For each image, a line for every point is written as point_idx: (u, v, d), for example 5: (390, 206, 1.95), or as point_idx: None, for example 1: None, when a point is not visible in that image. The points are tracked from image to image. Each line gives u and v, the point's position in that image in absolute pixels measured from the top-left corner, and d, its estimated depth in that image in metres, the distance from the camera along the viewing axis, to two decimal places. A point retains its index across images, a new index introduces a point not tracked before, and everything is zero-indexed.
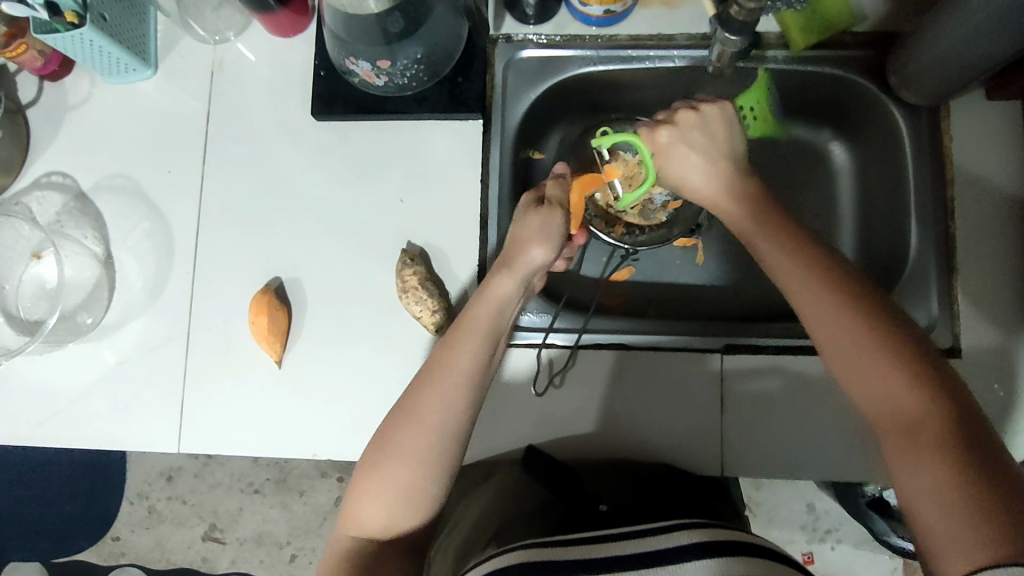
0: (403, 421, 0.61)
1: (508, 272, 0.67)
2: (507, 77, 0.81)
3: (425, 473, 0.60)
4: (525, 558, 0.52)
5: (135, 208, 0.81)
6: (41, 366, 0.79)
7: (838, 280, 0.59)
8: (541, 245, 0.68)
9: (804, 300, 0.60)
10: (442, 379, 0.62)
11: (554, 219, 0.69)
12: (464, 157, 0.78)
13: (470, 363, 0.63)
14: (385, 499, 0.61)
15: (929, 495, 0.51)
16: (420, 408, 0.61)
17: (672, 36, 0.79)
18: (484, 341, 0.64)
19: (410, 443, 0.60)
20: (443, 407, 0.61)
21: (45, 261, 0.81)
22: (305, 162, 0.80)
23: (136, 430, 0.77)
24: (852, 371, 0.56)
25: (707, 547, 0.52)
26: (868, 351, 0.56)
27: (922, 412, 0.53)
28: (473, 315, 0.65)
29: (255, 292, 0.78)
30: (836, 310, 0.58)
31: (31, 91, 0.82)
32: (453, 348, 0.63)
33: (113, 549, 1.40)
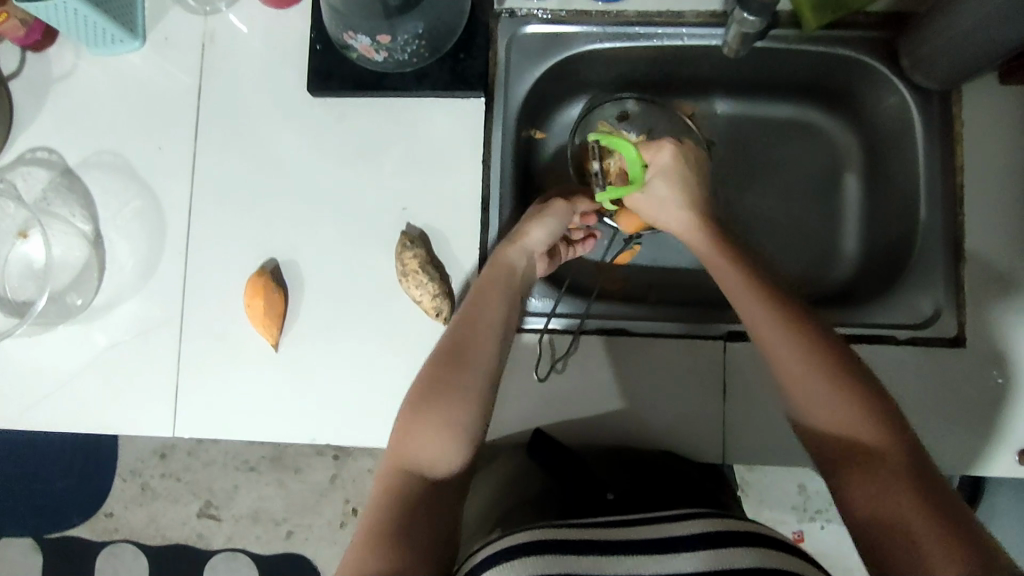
0: (448, 361, 0.62)
1: (514, 242, 0.71)
2: (510, 54, 0.78)
3: (467, 407, 0.60)
4: (541, 535, 0.52)
5: (125, 186, 0.79)
6: (30, 348, 0.77)
7: (784, 308, 0.63)
8: (547, 222, 0.72)
9: (757, 324, 0.63)
10: (475, 326, 0.64)
11: (560, 205, 0.74)
12: (466, 137, 0.76)
13: (500, 311, 0.66)
14: (433, 433, 0.59)
15: (871, 496, 0.54)
16: (459, 352, 0.63)
17: (681, 14, 0.76)
18: (502, 295, 0.67)
19: (457, 379, 0.61)
20: (479, 347, 0.63)
21: (33, 240, 0.79)
22: (300, 139, 0.77)
23: (129, 413, 0.76)
24: (799, 392, 0.60)
25: (707, 539, 0.51)
26: (813, 377, 0.59)
27: (859, 421, 0.57)
28: (490, 275, 0.68)
29: (250, 274, 0.76)
30: (785, 337, 0.61)
31: (13, 61, 0.79)
32: (482, 300, 0.66)
33: (106, 526, 1.41)
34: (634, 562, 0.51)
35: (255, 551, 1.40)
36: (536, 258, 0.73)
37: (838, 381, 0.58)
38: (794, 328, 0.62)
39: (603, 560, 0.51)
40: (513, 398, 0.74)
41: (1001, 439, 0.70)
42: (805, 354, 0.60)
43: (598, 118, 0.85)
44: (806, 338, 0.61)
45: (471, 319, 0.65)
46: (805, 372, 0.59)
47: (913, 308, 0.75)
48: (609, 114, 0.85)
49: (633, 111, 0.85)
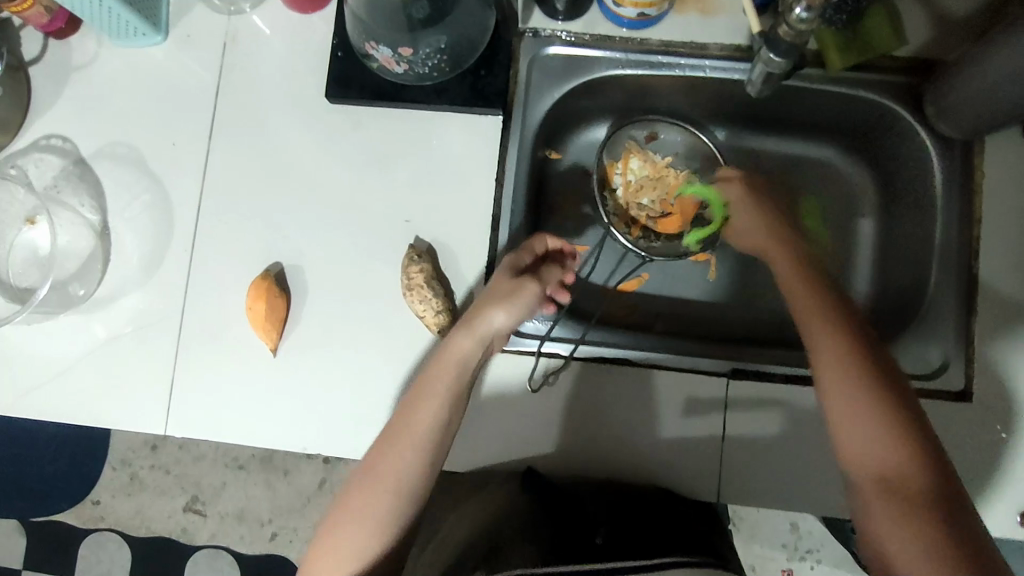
0: (371, 468, 0.63)
1: (467, 329, 0.66)
2: (531, 74, 0.78)
3: (386, 516, 0.61)
4: None
5: (136, 179, 0.78)
6: (29, 335, 0.77)
7: (855, 335, 0.61)
8: (506, 312, 0.66)
9: (820, 346, 0.61)
10: (401, 441, 0.63)
11: (528, 292, 0.67)
12: (480, 154, 0.76)
13: (427, 426, 0.64)
14: (350, 539, 0.61)
15: (900, 545, 0.53)
16: (375, 471, 0.63)
17: (705, 45, 0.76)
18: (440, 396, 0.64)
19: (377, 485, 0.62)
20: (398, 466, 0.63)
21: (39, 227, 0.79)
22: (314, 144, 0.77)
23: (120, 408, 0.75)
24: (847, 417, 0.58)
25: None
26: (865, 407, 0.57)
27: (903, 466, 0.55)
28: (434, 371, 0.65)
29: (254, 276, 0.75)
30: (849, 364, 0.59)
31: (35, 47, 0.79)
32: (419, 400, 0.64)
33: (91, 514, 1.43)
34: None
35: (238, 551, 1.42)
36: (495, 342, 0.68)
37: (894, 417, 0.57)
38: (859, 356, 0.59)
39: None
40: (508, 420, 0.73)
41: (1003, 499, 0.69)
42: (856, 387, 0.58)
43: (630, 135, 0.86)
44: (868, 367, 0.59)
45: (402, 422, 0.64)
46: (853, 409, 0.58)
47: (922, 358, 0.73)
48: (636, 136, 0.86)
49: (659, 134, 0.86)
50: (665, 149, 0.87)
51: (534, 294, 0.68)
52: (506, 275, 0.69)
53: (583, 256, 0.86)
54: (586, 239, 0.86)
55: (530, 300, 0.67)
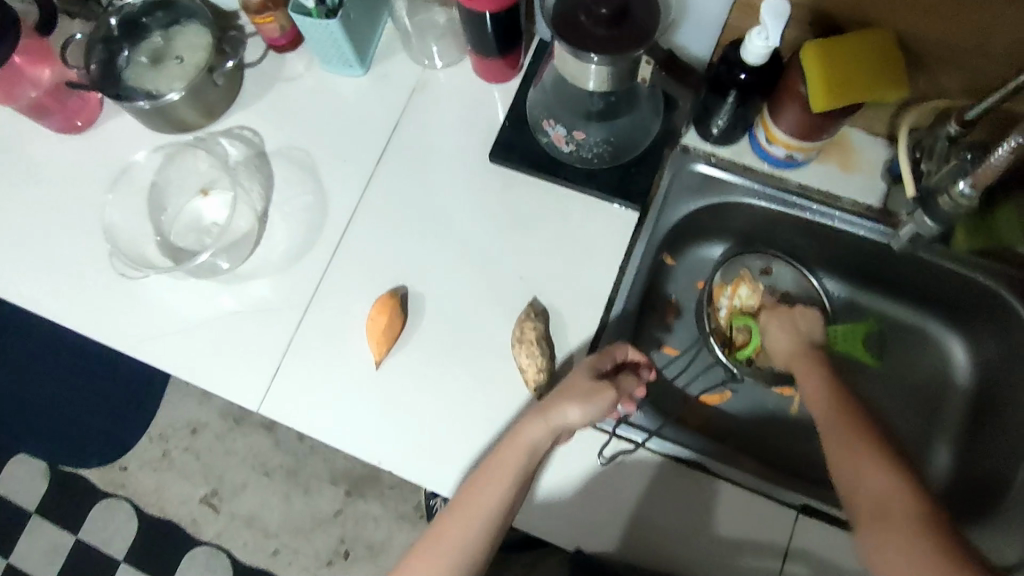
0: (451, 517, 0.69)
1: (540, 417, 0.70)
2: (672, 182, 0.85)
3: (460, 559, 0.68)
4: None
5: (301, 182, 0.88)
6: (172, 288, 0.85)
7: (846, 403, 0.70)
8: (580, 407, 0.69)
9: (821, 413, 0.71)
10: (466, 510, 0.69)
11: (606, 395, 0.70)
12: (612, 240, 0.82)
13: (486, 500, 0.68)
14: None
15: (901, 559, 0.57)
16: (441, 527, 0.70)
17: (838, 198, 0.82)
18: (506, 476, 0.68)
19: (450, 534, 0.69)
20: (456, 531, 0.69)
21: (210, 199, 0.88)
22: (464, 193, 0.85)
23: (220, 379, 0.81)
24: (844, 466, 0.65)
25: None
26: (856, 453, 0.64)
27: (890, 493, 0.60)
28: (501, 455, 0.69)
29: (379, 294, 0.82)
30: (842, 422, 0.68)
31: (256, 55, 0.92)
32: (487, 477, 0.69)
33: (116, 478, 1.50)
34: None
35: (237, 556, 1.45)
36: (564, 434, 0.71)
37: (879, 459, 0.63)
38: (851, 417, 0.68)
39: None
40: (578, 488, 0.75)
41: None
42: (849, 436, 0.66)
43: (744, 263, 0.91)
44: (857, 423, 0.67)
45: (473, 490, 0.69)
46: (847, 454, 0.65)
47: (994, 550, 0.72)
48: (753, 265, 0.91)
49: (774, 269, 0.90)
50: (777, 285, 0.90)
51: (612, 399, 0.71)
52: (580, 377, 0.72)
53: (674, 359, 0.90)
54: (679, 343, 0.90)
55: (606, 403, 0.70)
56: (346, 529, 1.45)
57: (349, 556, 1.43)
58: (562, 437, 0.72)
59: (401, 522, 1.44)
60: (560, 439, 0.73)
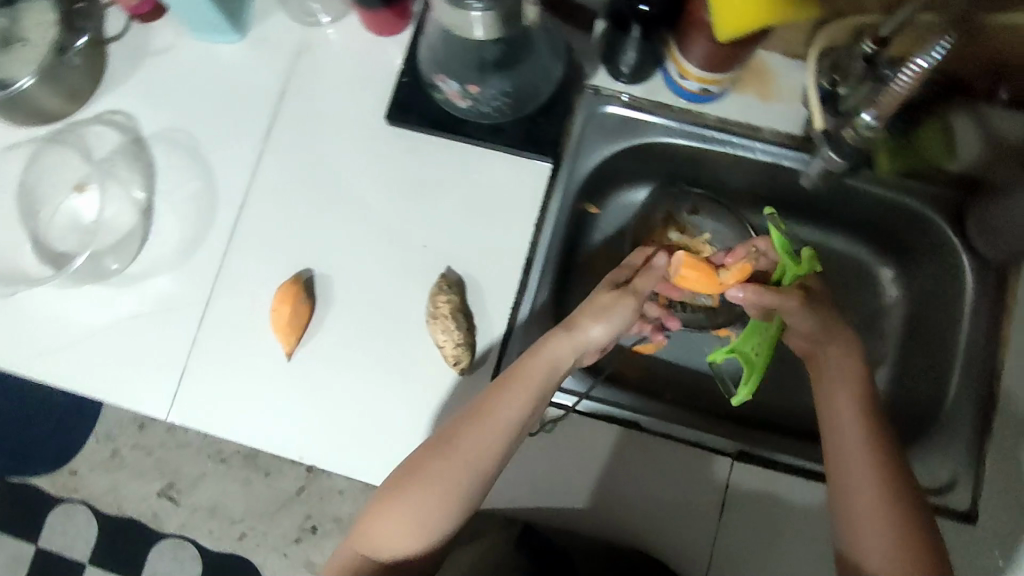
0: (439, 451, 0.63)
1: (563, 335, 0.67)
2: (586, 127, 0.79)
3: (448, 506, 0.62)
4: None
5: (187, 166, 0.80)
6: (56, 298, 0.78)
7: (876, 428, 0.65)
8: (601, 323, 0.68)
9: (845, 435, 0.65)
10: (482, 423, 0.63)
11: (626, 305, 0.70)
12: (526, 197, 0.77)
13: (506, 416, 0.63)
14: (397, 523, 0.62)
15: None
16: (452, 438, 0.63)
17: (759, 129, 0.78)
18: (527, 389, 0.64)
19: (443, 469, 0.62)
20: (467, 448, 0.62)
21: (87, 196, 0.81)
22: (365, 161, 0.79)
23: (125, 388, 0.76)
24: (856, 502, 0.63)
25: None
26: (877, 506, 0.62)
27: (904, 544, 0.60)
28: (523, 366, 0.65)
29: (283, 280, 0.76)
30: (867, 460, 0.63)
31: (117, 27, 0.82)
32: (504, 393, 0.64)
33: (67, 483, 1.46)
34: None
35: (203, 545, 1.43)
36: (586, 355, 0.70)
37: (903, 523, 0.61)
38: (878, 452, 0.64)
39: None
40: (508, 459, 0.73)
41: None
42: (869, 469, 0.63)
43: (669, 206, 0.88)
44: (885, 466, 0.63)
45: (481, 413, 0.64)
46: (862, 489, 0.63)
47: (931, 472, 0.72)
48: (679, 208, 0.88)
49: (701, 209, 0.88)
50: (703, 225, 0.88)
51: (633, 306, 0.70)
52: (642, 297, 0.71)
53: None
54: None
55: (627, 314, 0.70)
56: (310, 506, 1.42)
57: (317, 532, 1.42)
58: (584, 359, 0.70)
59: (367, 494, 1.42)
60: (583, 360, 0.71)
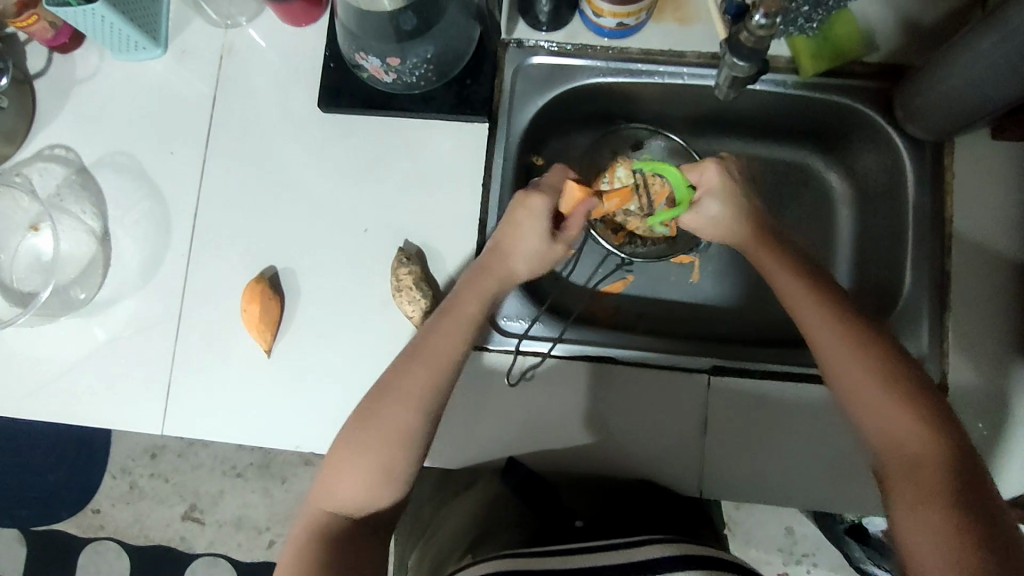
0: (387, 393, 0.62)
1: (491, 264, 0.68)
2: (515, 82, 0.81)
3: (409, 445, 0.61)
4: (499, 565, 0.53)
5: (135, 188, 0.81)
6: (33, 337, 0.79)
7: (851, 321, 0.62)
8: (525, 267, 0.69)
9: (827, 347, 0.62)
10: (432, 359, 0.63)
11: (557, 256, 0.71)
12: (468, 160, 0.78)
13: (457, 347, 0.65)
14: (362, 474, 0.61)
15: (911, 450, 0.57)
16: (405, 378, 0.63)
17: (683, 54, 0.79)
18: (466, 324, 0.66)
19: (393, 411, 0.62)
20: (425, 387, 0.63)
21: (42, 233, 0.82)
22: (308, 152, 0.80)
23: (117, 411, 0.78)
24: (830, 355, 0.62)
25: (688, 559, 0.52)
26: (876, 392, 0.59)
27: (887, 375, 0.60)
28: (463, 302, 0.67)
29: (247, 281, 0.77)
30: (842, 351, 0.61)
31: (39, 62, 0.82)
32: (444, 327, 0.65)
33: (92, 522, 1.49)
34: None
35: (235, 558, 1.47)
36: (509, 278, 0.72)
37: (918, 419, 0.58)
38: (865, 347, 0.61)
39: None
40: (494, 413, 0.74)
41: None
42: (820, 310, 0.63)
43: (615, 150, 0.89)
44: (875, 366, 0.60)
45: (426, 349, 0.64)
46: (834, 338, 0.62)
47: None
48: (623, 145, 0.89)
49: (643, 142, 0.89)
50: (649, 157, 0.89)
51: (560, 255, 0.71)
52: (574, 232, 0.72)
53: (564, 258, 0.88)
54: None
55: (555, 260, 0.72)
56: None
57: None
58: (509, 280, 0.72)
59: None
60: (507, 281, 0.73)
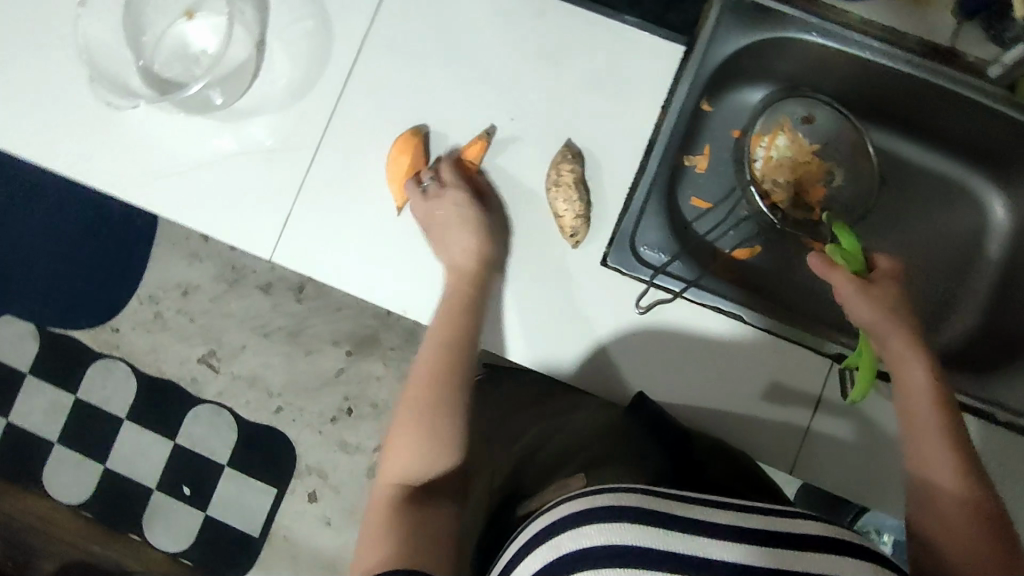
0: (417, 371, 0.67)
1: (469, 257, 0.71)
2: (722, 13, 0.76)
3: (438, 400, 0.65)
4: (634, 502, 0.49)
5: (299, 4, 0.76)
6: (157, 126, 0.76)
7: (959, 440, 0.62)
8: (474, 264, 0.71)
9: (913, 387, 0.65)
10: (450, 323, 0.69)
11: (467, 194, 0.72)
12: (653, 79, 0.74)
13: (478, 306, 0.70)
14: (409, 448, 0.63)
15: (953, 486, 0.60)
16: (428, 354, 0.68)
17: (904, 35, 0.77)
18: (455, 287, 0.70)
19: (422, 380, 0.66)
20: (444, 353, 0.67)
21: (197, 23, 0.77)
22: (489, 20, 0.75)
23: (224, 227, 0.75)
24: (907, 390, 0.65)
25: (830, 545, 0.48)
26: (938, 429, 0.63)
27: (946, 418, 0.63)
28: (455, 263, 0.71)
29: (397, 133, 0.74)
30: (923, 389, 0.65)
31: None
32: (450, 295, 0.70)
33: (109, 340, 1.48)
34: (715, 546, 0.47)
35: (240, 414, 1.45)
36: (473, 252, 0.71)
37: (968, 464, 0.61)
38: (962, 463, 0.61)
39: (698, 538, 0.47)
40: (610, 339, 0.73)
41: None
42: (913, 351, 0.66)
43: (786, 112, 0.86)
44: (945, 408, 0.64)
45: (448, 315, 0.69)
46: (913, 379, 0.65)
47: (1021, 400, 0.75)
48: (795, 113, 0.86)
49: (816, 116, 0.86)
50: (817, 133, 0.86)
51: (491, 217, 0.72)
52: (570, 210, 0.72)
53: (699, 211, 0.85)
54: (711, 196, 0.85)
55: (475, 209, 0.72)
56: (349, 388, 1.44)
57: (353, 414, 1.43)
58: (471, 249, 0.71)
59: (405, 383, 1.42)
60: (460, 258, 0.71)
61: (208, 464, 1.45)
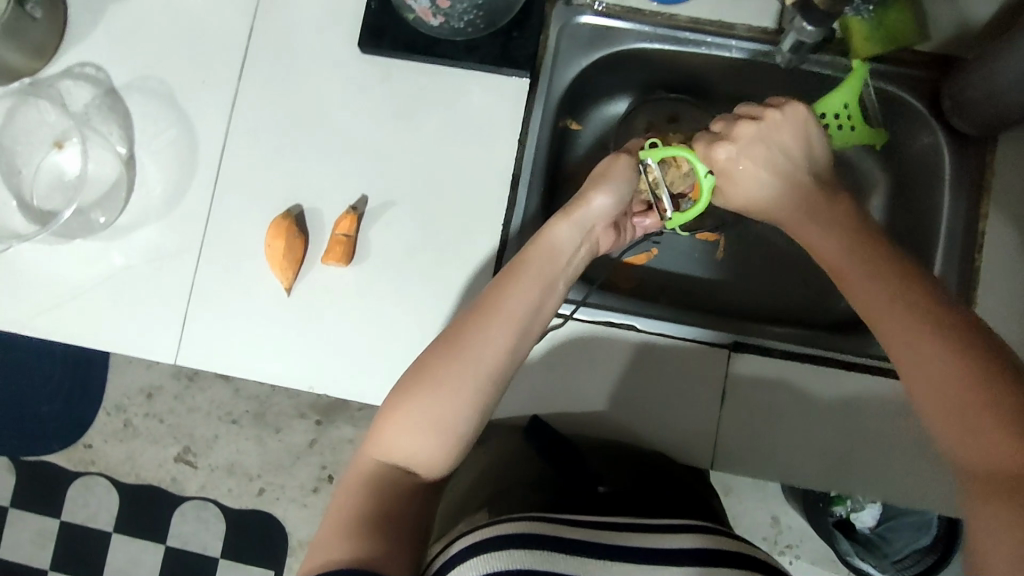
0: (444, 351, 0.59)
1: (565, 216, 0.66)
2: (559, 41, 0.80)
3: (466, 396, 0.58)
4: (529, 528, 0.53)
5: (162, 114, 0.79)
6: (49, 256, 0.78)
7: (919, 301, 0.56)
8: (603, 190, 0.67)
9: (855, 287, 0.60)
10: (506, 314, 0.61)
11: (619, 165, 0.69)
12: (507, 117, 0.77)
13: (529, 294, 0.62)
14: (415, 429, 0.58)
15: (933, 367, 0.53)
16: (470, 333, 0.60)
17: (732, 26, 0.78)
18: (535, 282, 0.63)
19: (451, 368, 0.58)
20: (494, 344, 0.60)
21: (66, 151, 0.80)
22: (344, 93, 0.78)
23: (133, 338, 0.77)
24: (856, 290, 0.60)
25: (700, 557, 0.52)
26: (894, 307, 0.56)
27: (891, 297, 0.57)
28: (529, 255, 0.64)
29: (274, 216, 0.77)
30: (868, 279, 0.59)
31: None
32: (511, 283, 0.62)
33: (84, 457, 1.48)
34: (603, 568, 0.51)
35: (224, 504, 1.45)
36: (596, 230, 0.69)
37: (942, 335, 0.53)
38: (930, 327, 0.54)
39: (581, 559, 0.51)
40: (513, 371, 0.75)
41: None
42: (839, 244, 0.62)
43: (648, 116, 0.87)
44: (901, 287, 0.57)
45: (492, 300, 0.61)
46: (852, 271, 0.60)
47: None
48: (660, 115, 0.87)
49: (681, 115, 0.87)
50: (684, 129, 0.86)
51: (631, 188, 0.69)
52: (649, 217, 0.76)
53: None
54: None
55: (625, 173, 0.69)
56: (324, 456, 1.44)
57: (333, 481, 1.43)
58: (596, 237, 0.69)
59: None
60: (597, 242, 0.70)
61: (202, 560, 1.45)
